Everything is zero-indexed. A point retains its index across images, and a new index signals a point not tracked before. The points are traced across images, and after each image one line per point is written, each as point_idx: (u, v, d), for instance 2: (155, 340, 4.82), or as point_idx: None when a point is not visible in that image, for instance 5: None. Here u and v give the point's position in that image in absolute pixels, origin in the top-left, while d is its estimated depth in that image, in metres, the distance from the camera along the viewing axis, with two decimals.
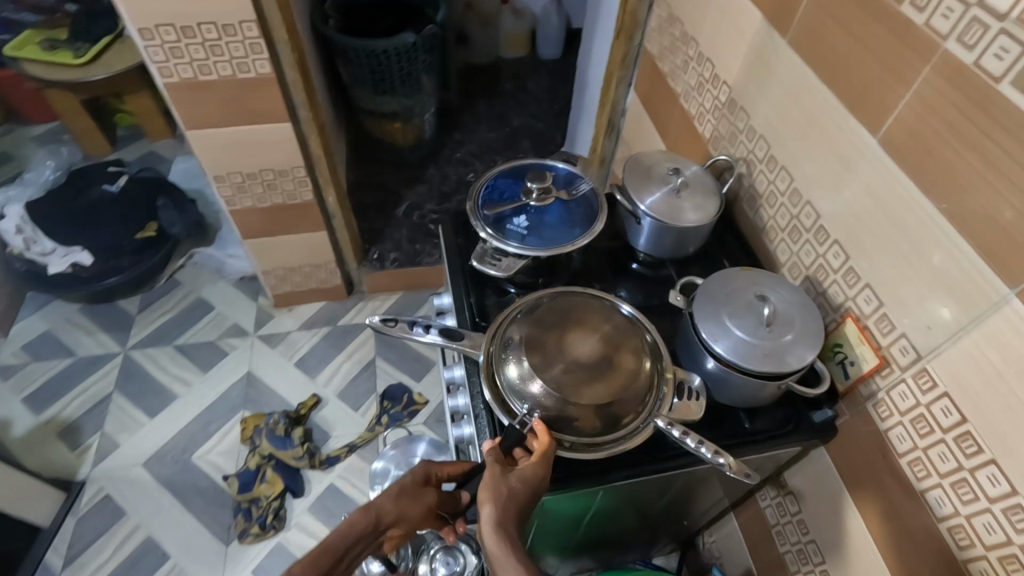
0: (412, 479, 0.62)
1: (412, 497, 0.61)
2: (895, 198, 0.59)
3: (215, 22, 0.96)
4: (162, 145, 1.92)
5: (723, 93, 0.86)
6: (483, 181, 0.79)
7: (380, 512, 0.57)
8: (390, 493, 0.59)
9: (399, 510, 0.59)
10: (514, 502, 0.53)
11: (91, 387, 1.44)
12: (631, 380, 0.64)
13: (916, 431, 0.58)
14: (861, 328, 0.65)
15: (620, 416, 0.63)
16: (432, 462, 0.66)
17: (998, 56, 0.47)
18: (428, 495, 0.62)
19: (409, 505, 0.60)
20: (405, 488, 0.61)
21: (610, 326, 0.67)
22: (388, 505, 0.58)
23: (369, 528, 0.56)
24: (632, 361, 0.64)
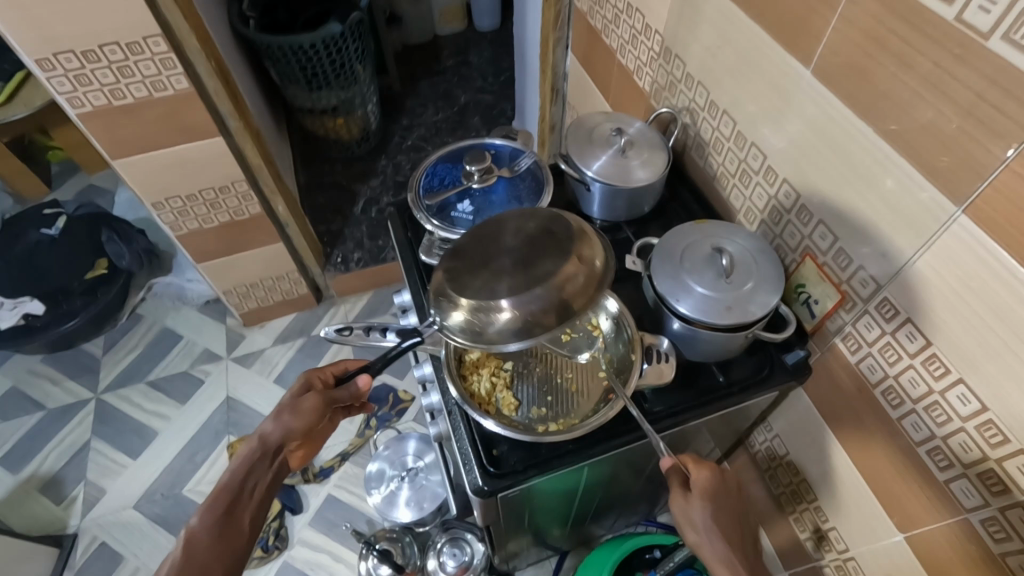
0: (289, 394, 0.67)
1: (294, 408, 0.65)
2: (836, 128, 0.57)
3: (119, 41, 0.90)
4: (100, 177, 1.84)
5: (657, 43, 0.84)
6: (421, 169, 0.76)
7: (266, 436, 0.63)
8: (271, 414, 0.65)
9: (285, 433, 0.64)
10: (719, 530, 0.57)
11: (66, 437, 1.40)
12: (565, 263, 0.56)
13: (885, 359, 0.58)
14: (820, 265, 0.64)
15: (573, 302, 0.55)
16: (312, 370, 0.70)
17: None
18: (310, 401, 0.66)
19: (291, 420, 0.64)
20: (285, 405, 0.65)
21: (537, 226, 0.60)
22: (272, 427, 0.64)
23: (258, 453, 0.62)
24: (558, 250, 0.57)
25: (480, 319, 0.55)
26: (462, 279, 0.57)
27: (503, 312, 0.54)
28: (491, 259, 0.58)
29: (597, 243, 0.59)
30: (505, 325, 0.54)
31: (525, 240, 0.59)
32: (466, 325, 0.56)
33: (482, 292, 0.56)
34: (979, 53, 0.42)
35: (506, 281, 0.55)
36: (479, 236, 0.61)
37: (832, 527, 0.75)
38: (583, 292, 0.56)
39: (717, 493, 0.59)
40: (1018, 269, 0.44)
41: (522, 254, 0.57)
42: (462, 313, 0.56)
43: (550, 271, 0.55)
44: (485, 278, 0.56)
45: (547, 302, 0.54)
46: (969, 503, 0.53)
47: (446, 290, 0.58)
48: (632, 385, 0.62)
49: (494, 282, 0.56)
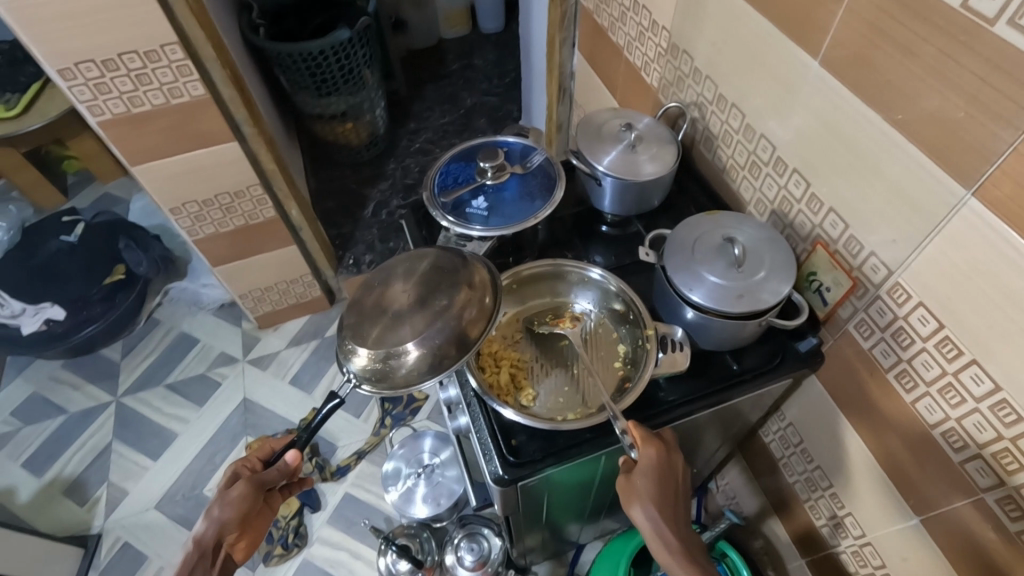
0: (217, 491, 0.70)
1: (222, 503, 0.68)
2: (844, 117, 0.58)
3: (137, 50, 0.92)
4: (115, 186, 1.88)
5: (663, 39, 0.85)
6: (436, 168, 0.78)
7: (202, 539, 0.68)
8: (207, 511, 0.68)
9: (218, 532, 0.68)
10: (656, 504, 0.57)
11: (88, 441, 1.42)
12: (457, 293, 0.61)
13: (898, 344, 0.59)
14: (830, 253, 0.65)
15: (469, 332, 0.60)
16: (240, 458, 0.72)
17: None
18: (236, 490, 0.68)
19: (224, 515, 0.68)
20: (218, 500, 0.68)
21: (428, 261, 0.64)
22: (207, 530, 0.68)
23: (201, 555, 0.67)
24: (449, 284, 0.61)
25: (387, 365, 0.59)
26: (366, 331, 0.61)
27: (408, 352, 0.58)
28: (388, 304, 0.62)
29: (486, 269, 0.65)
30: (415, 364, 0.58)
31: (416, 281, 0.62)
32: (375, 373, 0.59)
33: (384, 340, 0.59)
34: (981, 37, 0.43)
35: (406, 323, 0.59)
36: (373, 283, 0.65)
37: (847, 512, 0.76)
38: (477, 319, 0.61)
39: (661, 469, 0.58)
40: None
41: (415, 292, 0.62)
42: (366, 361, 0.59)
43: (446, 306, 0.60)
44: (385, 326, 0.60)
45: (447, 335, 0.59)
46: (984, 483, 0.54)
47: (349, 340, 0.61)
48: (648, 373, 0.63)
49: (396, 326, 0.60)
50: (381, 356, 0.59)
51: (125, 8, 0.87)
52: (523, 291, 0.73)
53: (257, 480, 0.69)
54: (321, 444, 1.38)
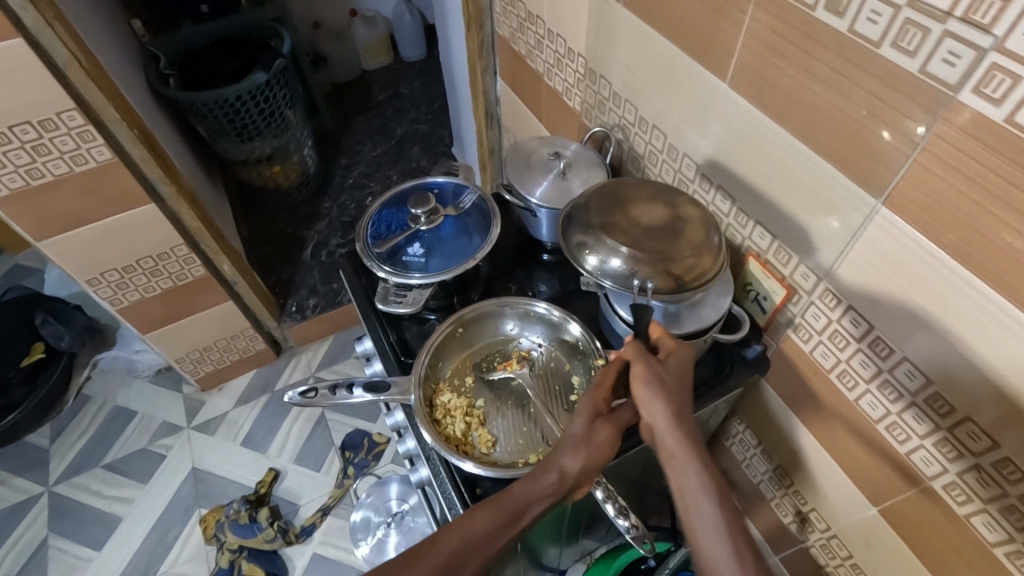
0: (579, 418, 0.55)
1: (589, 440, 0.54)
2: (758, 133, 0.60)
3: (30, 120, 0.86)
4: (25, 256, 1.75)
5: (581, 65, 0.86)
6: (367, 217, 0.76)
7: (564, 473, 0.52)
8: (569, 444, 0.53)
9: (585, 467, 0.53)
10: (671, 398, 0.53)
11: (20, 538, 1.30)
12: (691, 231, 0.62)
13: (835, 345, 0.61)
14: (763, 263, 0.66)
15: (698, 268, 0.60)
16: (591, 388, 0.58)
17: (873, 20, 0.44)
18: (603, 434, 0.55)
19: (590, 449, 0.53)
20: (582, 436, 0.54)
21: (665, 194, 0.67)
22: (571, 460, 0.53)
23: (555, 489, 0.51)
24: (696, 220, 0.63)
25: (607, 263, 0.60)
26: (608, 222, 0.63)
27: (617, 256, 0.60)
28: (634, 214, 0.64)
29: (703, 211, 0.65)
30: (624, 272, 0.59)
31: (660, 205, 0.64)
32: (604, 271, 0.60)
33: (623, 239, 0.61)
34: (870, 58, 0.46)
35: (637, 237, 0.61)
36: (608, 195, 0.67)
37: (811, 508, 0.78)
38: (704, 260, 0.60)
39: (683, 371, 0.56)
40: (940, 253, 0.47)
41: (664, 215, 0.63)
42: (598, 254, 0.61)
43: (688, 240, 0.61)
44: (632, 227, 0.62)
45: (671, 267, 0.59)
46: (930, 471, 0.56)
47: (584, 238, 0.62)
48: None
49: (634, 236, 0.61)
50: (612, 254, 0.60)
51: (12, 77, 0.81)
52: (468, 334, 0.72)
53: (620, 423, 0.56)
54: (281, 505, 1.31)
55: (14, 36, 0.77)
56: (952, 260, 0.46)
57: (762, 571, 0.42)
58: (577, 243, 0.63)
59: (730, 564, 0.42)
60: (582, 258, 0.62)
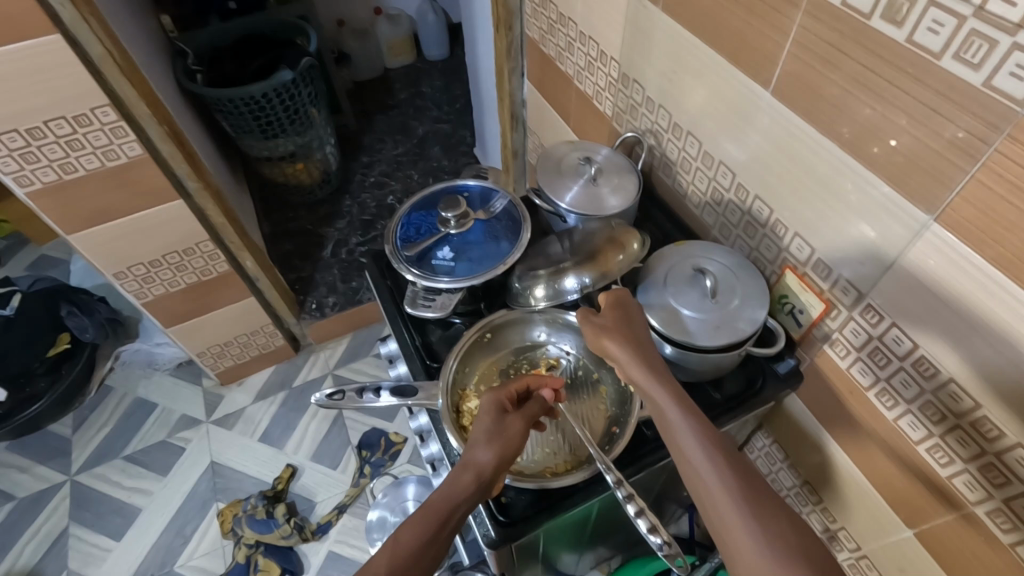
0: (487, 420, 0.55)
1: (502, 433, 0.54)
2: (801, 144, 0.58)
3: (64, 115, 0.87)
4: (51, 246, 1.78)
5: (614, 69, 0.85)
6: (396, 219, 0.75)
7: (479, 468, 0.51)
8: (479, 439, 0.54)
9: (499, 459, 0.53)
10: (620, 335, 0.57)
11: (41, 527, 1.32)
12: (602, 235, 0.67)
13: (875, 363, 0.59)
14: (800, 276, 0.65)
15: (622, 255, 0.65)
16: (496, 389, 0.59)
17: (934, 30, 0.42)
18: (515, 426, 0.55)
19: (502, 442, 0.54)
20: (490, 428, 0.55)
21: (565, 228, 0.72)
22: (485, 457, 0.52)
23: (473, 484, 0.50)
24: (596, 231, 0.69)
25: (560, 289, 0.65)
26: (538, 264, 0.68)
27: (565, 280, 0.65)
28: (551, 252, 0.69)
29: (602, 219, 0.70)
30: (581, 284, 0.65)
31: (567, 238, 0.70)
32: (559, 291, 0.65)
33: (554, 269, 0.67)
34: (928, 70, 0.44)
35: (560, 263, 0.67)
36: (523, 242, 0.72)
37: (840, 527, 0.76)
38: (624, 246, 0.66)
39: (620, 312, 0.59)
40: (994, 273, 0.45)
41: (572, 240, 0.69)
42: (544, 290, 0.66)
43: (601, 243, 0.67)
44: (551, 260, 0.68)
45: (595, 259, 0.65)
46: (974, 497, 0.54)
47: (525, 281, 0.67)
48: (634, 418, 0.62)
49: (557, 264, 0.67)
50: (560, 281, 0.65)
51: (49, 72, 0.82)
52: (496, 339, 0.71)
53: (529, 413, 0.57)
54: (298, 502, 1.32)
55: (52, 31, 0.78)
56: (1007, 279, 0.44)
57: (725, 451, 0.46)
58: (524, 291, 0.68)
59: (696, 450, 0.47)
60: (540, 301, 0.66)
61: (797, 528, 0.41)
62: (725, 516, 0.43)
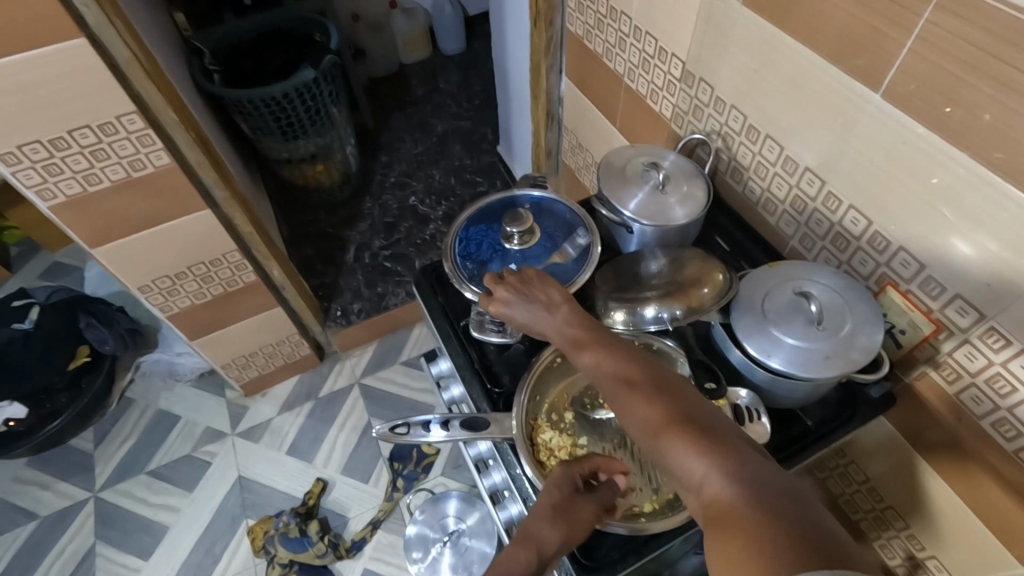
0: (559, 496, 0.53)
1: (566, 510, 0.52)
2: (918, 152, 0.53)
3: (90, 123, 0.81)
4: (64, 253, 1.74)
5: (675, 67, 0.80)
6: (453, 233, 0.70)
7: (538, 546, 0.51)
8: (546, 515, 0.52)
9: (564, 541, 0.52)
10: (530, 314, 0.56)
11: (67, 547, 1.28)
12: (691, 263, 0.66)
13: (994, 391, 0.54)
14: (903, 293, 0.60)
15: (715, 287, 0.63)
16: (571, 465, 0.55)
17: None
18: (583, 507, 0.53)
19: (570, 524, 0.52)
20: (560, 502, 0.53)
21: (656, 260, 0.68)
22: (549, 538, 0.51)
23: (531, 564, 0.51)
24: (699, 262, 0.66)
25: (640, 313, 0.63)
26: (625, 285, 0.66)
27: (646, 308, 0.63)
28: (641, 272, 0.68)
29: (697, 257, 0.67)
30: (659, 311, 0.62)
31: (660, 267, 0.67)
32: (635, 316, 0.63)
33: (641, 294, 0.64)
34: None
35: (652, 294, 0.64)
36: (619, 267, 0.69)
37: (930, 556, 0.72)
38: (719, 282, 0.63)
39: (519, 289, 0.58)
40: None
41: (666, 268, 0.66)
42: (622, 312, 0.63)
43: (698, 278, 0.64)
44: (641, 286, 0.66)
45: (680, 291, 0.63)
46: None
47: (606, 302, 0.65)
48: None
49: (647, 289, 0.65)
50: (640, 306, 0.63)
51: (74, 80, 0.76)
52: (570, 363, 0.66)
53: (603, 498, 0.55)
54: (330, 518, 1.28)
55: (78, 35, 0.72)
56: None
57: (660, 399, 0.44)
58: (603, 309, 0.65)
59: (633, 403, 0.45)
60: (620, 325, 0.63)
61: (740, 458, 0.39)
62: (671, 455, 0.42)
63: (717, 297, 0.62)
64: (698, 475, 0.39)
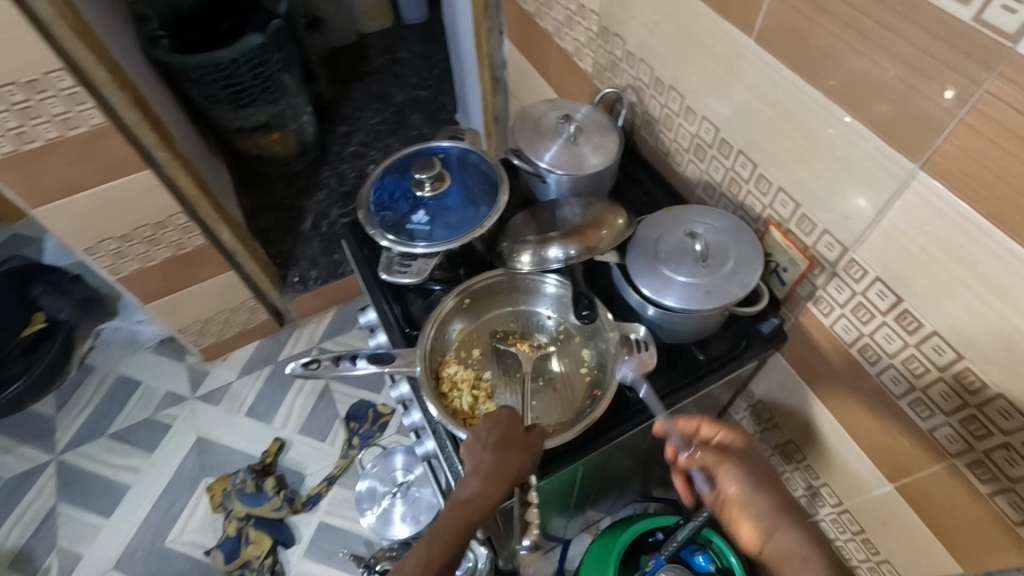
0: (489, 447, 0.55)
1: (498, 464, 0.54)
2: (786, 93, 0.56)
3: (17, 81, 0.82)
4: (22, 225, 1.73)
5: (593, 23, 0.81)
6: (369, 184, 0.73)
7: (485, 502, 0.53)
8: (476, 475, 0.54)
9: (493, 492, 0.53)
10: (745, 481, 0.53)
11: (28, 507, 1.31)
12: (596, 207, 0.68)
13: (858, 319, 0.59)
14: (784, 232, 0.63)
15: (613, 227, 0.65)
16: (507, 415, 0.57)
17: None
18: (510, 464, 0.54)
19: (499, 475, 0.54)
20: (491, 463, 0.54)
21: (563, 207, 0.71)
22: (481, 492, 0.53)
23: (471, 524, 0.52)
24: (608, 207, 0.68)
25: (545, 255, 0.65)
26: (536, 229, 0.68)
27: (548, 249, 0.65)
28: (558, 216, 0.70)
29: (602, 203, 0.69)
30: (559, 252, 0.65)
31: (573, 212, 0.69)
32: (540, 255, 0.65)
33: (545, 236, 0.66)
34: (921, 8, 0.41)
35: (556, 234, 0.66)
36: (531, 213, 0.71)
37: (824, 483, 0.77)
38: (617, 224, 0.66)
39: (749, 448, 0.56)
40: (993, 229, 0.43)
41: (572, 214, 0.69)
42: (526, 254, 0.66)
43: (599, 221, 0.66)
44: (548, 229, 0.68)
45: (578, 234, 0.65)
46: (954, 448, 0.54)
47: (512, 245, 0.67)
48: (617, 378, 0.61)
49: (551, 231, 0.67)
50: (544, 247, 0.65)
51: None
52: (477, 306, 0.70)
53: (530, 447, 0.56)
54: (287, 475, 1.32)
55: None
56: (1007, 237, 0.42)
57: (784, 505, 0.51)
58: (511, 251, 0.67)
59: (761, 506, 0.51)
60: (527, 265, 0.66)
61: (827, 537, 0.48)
62: (771, 526, 0.49)
63: (614, 239, 0.65)
64: (783, 537, 0.48)
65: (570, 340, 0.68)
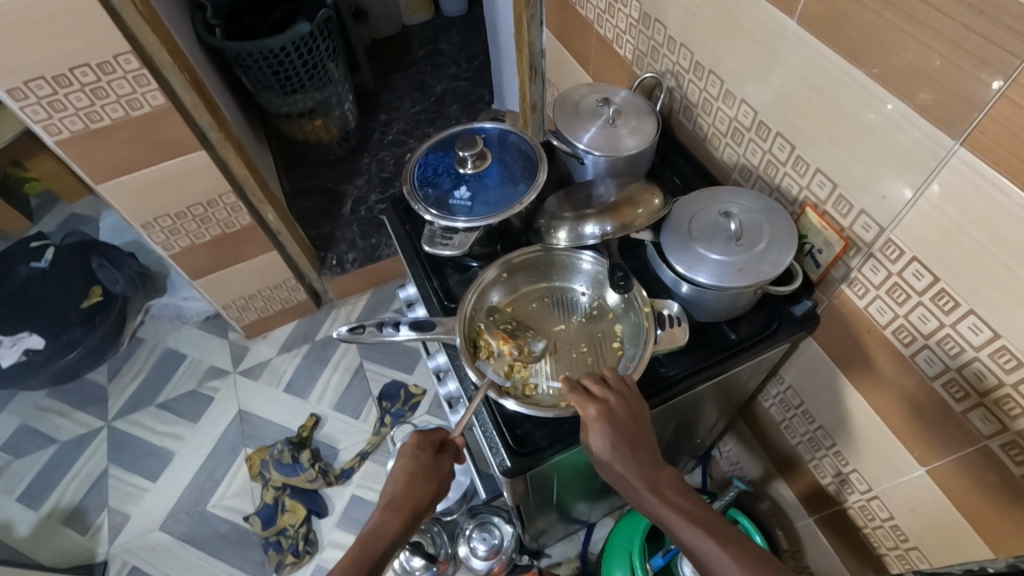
0: (415, 459, 0.63)
1: (421, 478, 0.62)
2: (826, 74, 0.57)
3: (89, 62, 0.88)
4: (81, 205, 1.83)
5: (634, 9, 0.83)
6: (414, 160, 0.76)
7: (410, 506, 0.60)
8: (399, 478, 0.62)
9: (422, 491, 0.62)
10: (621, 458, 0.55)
11: (82, 468, 1.39)
12: (631, 185, 0.70)
13: (894, 300, 0.59)
14: (821, 214, 0.64)
15: (647, 206, 0.67)
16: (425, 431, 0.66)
17: None
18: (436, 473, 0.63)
19: (422, 484, 0.62)
20: (398, 497, 0.60)
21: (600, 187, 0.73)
22: (401, 490, 0.61)
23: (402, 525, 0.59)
24: (641, 186, 0.70)
25: (582, 232, 0.67)
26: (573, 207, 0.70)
27: (584, 226, 0.67)
28: (594, 195, 0.72)
29: (635, 184, 0.71)
30: (595, 229, 0.67)
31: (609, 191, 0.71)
32: (576, 231, 0.68)
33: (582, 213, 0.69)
34: None
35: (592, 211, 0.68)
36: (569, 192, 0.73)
37: (853, 469, 0.77)
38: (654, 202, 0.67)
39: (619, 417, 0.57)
40: None
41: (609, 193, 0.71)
42: (564, 231, 0.68)
43: (634, 199, 0.68)
44: (585, 206, 0.70)
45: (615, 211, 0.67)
46: (988, 430, 0.55)
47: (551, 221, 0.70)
48: (649, 350, 0.62)
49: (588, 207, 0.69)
50: (580, 224, 0.68)
51: (71, 18, 0.82)
52: (514, 280, 0.73)
53: (442, 468, 0.64)
54: (322, 449, 1.37)
55: None
56: None
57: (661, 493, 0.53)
58: (549, 227, 0.70)
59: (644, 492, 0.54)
60: (565, 240, 0.68)
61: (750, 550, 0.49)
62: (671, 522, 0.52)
63: (648, 217, 0.66)
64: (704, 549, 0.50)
65: (603, 317, 0.70)
